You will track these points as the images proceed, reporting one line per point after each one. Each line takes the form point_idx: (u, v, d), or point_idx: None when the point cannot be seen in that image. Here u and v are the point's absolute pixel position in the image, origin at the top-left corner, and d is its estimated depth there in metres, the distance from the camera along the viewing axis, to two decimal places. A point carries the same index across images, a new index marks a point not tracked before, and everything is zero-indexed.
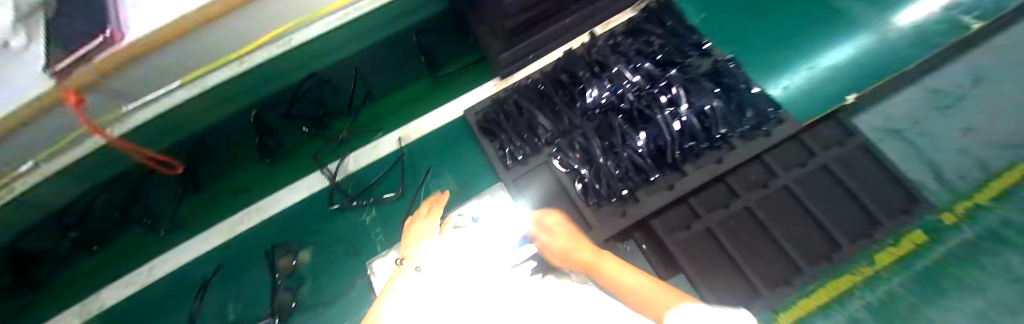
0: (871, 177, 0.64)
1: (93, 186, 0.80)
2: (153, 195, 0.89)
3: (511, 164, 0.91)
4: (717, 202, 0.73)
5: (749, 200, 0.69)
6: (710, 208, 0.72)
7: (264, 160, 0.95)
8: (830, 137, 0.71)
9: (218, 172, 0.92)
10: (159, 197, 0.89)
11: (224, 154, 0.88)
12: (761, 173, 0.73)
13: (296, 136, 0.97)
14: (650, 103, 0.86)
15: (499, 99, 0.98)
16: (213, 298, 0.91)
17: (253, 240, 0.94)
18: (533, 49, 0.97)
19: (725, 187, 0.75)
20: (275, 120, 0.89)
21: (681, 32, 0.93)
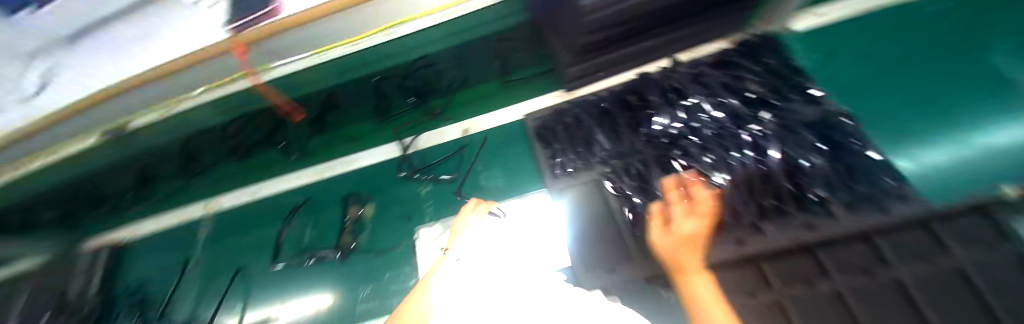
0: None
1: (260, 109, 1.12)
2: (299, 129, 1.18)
3: (560, 174, 0.94)
4: (799, 275, 0.58)
5: None
6: (788, 280, 0.58)
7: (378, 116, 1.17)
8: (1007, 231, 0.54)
9: (336, 116, 1.18)
10: (298, 129, 1.19)
11: (354, 109, 1.17)
12: (864, 254, 0.56)
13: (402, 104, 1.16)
14: (727, 144, 0.77)
15: (561, 111, 1.03)
16: (296, 222, 1.13)
17: (336, 185, 1.16)
18: (605, 67, 0.97)
19: (811, 260, 0.59)
20: (393, 87, 1.13)
21: (784, 72, 0.83)
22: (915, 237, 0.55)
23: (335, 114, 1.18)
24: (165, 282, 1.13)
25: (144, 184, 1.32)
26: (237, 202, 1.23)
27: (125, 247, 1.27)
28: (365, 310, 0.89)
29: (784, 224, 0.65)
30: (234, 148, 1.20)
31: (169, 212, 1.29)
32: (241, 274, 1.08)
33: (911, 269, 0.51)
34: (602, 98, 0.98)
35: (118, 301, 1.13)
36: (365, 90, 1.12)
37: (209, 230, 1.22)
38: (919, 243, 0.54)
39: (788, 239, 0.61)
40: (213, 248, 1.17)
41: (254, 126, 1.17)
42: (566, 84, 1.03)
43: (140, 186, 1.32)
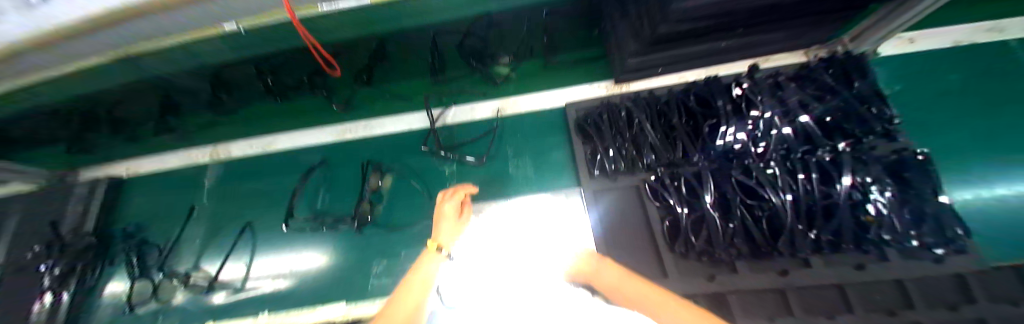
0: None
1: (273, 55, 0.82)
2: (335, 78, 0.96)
3: (598, 175, 0.89)
4: (822, 308, 0.68)
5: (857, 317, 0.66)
6: (810, 309, 0.69)
7: (433, 76, 1.02)
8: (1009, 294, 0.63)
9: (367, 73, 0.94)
10: (338, 83, 0.99)
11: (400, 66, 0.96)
12: (892, 297, 0.66)
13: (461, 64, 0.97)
14: (796, 166, 0.74)
15: (610, 104, 0.96)
16: (309, 183, 1.07)
17: (355, 152, 1.10)
18: (664, 64, 0.91)
19: (837, 295, 0.69)
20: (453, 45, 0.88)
21: (868, 99, 0.78)
22: (924, 288, 0.66)
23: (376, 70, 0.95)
24: (168, 227, 1.10)
25: (85, 137, 1.06)
26: (247, 152, 1.17)
27: (122, 182, 1.21)
28: (377, 286, 0.88)
29: (836, 262, 0.70)
30: (236, 97, 0.98)
31: (170, 152, 1.22)
32: (249, 229, 1.04)
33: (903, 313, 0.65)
34: (657, 98, 0.93)
35: (117, 239, 1.10)
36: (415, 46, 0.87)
37: (215, 177, 1.16)
38: (927, 292, 0.66)
39: (835, 280, 0.69)
40: (218, 197, 1.12)
41: (257, 74, 0.87)
42: (619, 76, 0.98)
43: (91, 139, 1.09)
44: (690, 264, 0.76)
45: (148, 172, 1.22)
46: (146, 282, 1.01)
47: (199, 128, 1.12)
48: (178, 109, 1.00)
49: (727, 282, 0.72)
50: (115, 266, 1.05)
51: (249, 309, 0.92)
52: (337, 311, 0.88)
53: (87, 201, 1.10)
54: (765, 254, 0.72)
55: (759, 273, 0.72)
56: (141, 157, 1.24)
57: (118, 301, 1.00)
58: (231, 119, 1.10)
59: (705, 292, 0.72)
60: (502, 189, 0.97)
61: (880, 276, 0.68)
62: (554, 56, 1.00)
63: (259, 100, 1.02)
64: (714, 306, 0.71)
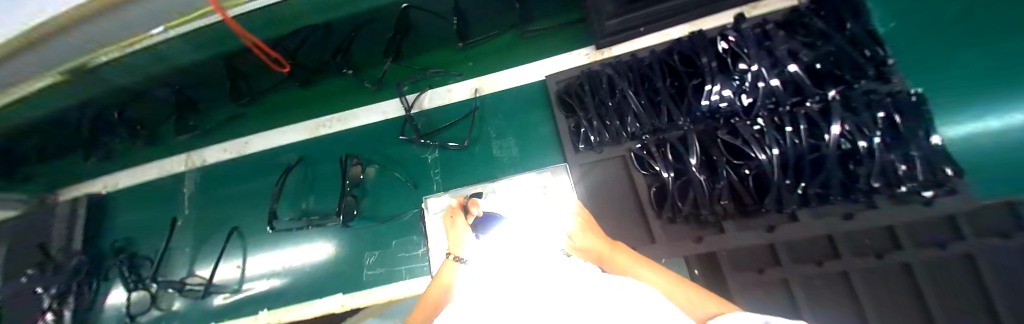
0: (889, 288, 0.66)
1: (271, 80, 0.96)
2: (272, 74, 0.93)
3: (582, 149, 0.88)
4: (810, 257, 0.71)
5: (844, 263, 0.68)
6: (796, 259, 0.71)
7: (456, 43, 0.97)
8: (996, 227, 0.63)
9: (270, 82, 0.96)
10: (315, 72, 0.96)
11: (309, 54, 0.89)
12: (878, 241, 0.69)
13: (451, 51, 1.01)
14: (783, 120, 0.72)
15: (589, 73, 0.91)
16: (291, 180, 1.07)
17: (331, 144, 1.08)
18: (646, 22, 0.89)
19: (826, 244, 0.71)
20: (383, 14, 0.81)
21: (860, 40, 0.75)
22: (853, 240, 0.70)
23: (239, 82, 0.93)
24: (155, 240, 1.10)
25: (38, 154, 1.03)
26: (223, 158, 1.14)
27: (105, 199, 1.21)
28: (371, 276, 0.91)
29: (822, 214, 0.72)
30: (253, 89, 0.96)
31: (145, 165, 1.20)
32: (237, 232, 1.04)
33: (851, 263, 0.68)
34: (639, 59, 0.87)
35: (109, 254, 1.12)
36: (318, 41, 0.85)
37: (194, 186, 1.14)
38: (857, 243, 0.70)
39: (821, 231, 0.70)
40: (202, 205, 1.11)
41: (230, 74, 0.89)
42: (599, 41, 0.94)
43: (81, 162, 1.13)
44: (679, 227, 0.78)
45: (121, 185, 1.21)
46: (145, 292, 1.04)
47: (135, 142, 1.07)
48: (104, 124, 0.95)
49: (715, 241, 0.74)
50: (108, 282, 1.09)
51: (250, 307, 0.96)
52: (334, 303, 0.90)
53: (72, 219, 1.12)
54: (752, 214, 0.73)
55: (748, 230, 0.73)
56: (115, 173, 1.23)
57: (118, 312, 1.06)
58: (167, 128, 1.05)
59: (693, 252, 0.74)
60: (489, 171, 0.98)
61: (869, 223, 0.69)
62: (527, 27, 0.95)
63: (256, 100, 1.01)
64: (704, 262, 0.78)
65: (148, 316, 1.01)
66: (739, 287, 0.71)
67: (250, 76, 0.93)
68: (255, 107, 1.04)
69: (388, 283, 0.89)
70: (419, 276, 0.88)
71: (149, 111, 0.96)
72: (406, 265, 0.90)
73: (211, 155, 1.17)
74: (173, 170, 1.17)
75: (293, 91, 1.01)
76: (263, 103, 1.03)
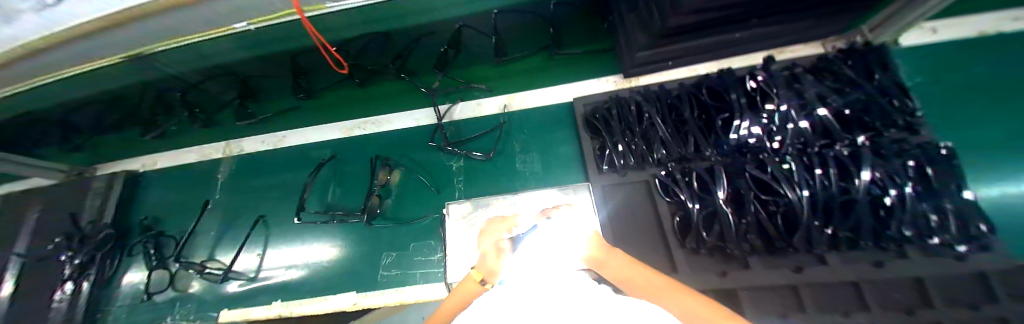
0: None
1: (323, 82, 1.00)
2: (321, 77, 0.97)
3: (606, 170, 0.90)
4: (836, 305, 0.69)
5: (874, 314, 0.66)
6: (821, 306, 0.69)
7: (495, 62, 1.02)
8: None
9: (329, 81, 1.00)
10: (361, 79, 1.00)
11: (366, 61, 0.92)
12: (913, 295, 0.67)
13: (484, 71, 1.05)
14: (813, 161, 0.73)
15: (618, 99, 0.96)
16: (320, 175, 1.11)
17: (363, 145, 1.13)
18: (676, 57, 0.93)
19: (853, 292, 0.69)
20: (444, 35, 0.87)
21: (889, 90, 0.77)
22: (881, 292, 0.68)
23: (300, 80, 0.97)
24: (182, 221, 1.14)
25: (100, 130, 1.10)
26: (259, 148, 1.20)
27: (141, 177, 1.27)
28: (387, 277, 0.92)
29: (852, 259, 0.71)
30: (306, 86, 1.00)
31: (185, 148, 1.27)
32: (262, 221, 1.08)
33: (879, 314, 0.66)
34: (667, 91, 0.91)
35: (136, 231, 1.16)
36: (379, 48, 0.88)
37: (227, 173, 1.20)
38: (886, 296, 0.68)
39: (848, 275, 0.69)
40: (232, 192, 1.15)
41: (290, 73, 0.93)
42: (629, 70, 0.98)
43: (133, 140, 1.20)
44: (702, 259, 0.77)
45: (161, 167, 1.28)
46: (164, 272, 1.06)
47: (189, 127, 1.13)
48: (171, 109, 1.02)
49: (739, 278, 0.73)
50: (132, 258, 1.12)
51: (262, 298, 0.96)
52: (346, 301, 0.89)
53: (106, 194, 1.17)
54: (779, 253, 0.73)
55: (773, 269, 0.72)
56: (156, 154, 1.30)
57: (136, 290, 1.07)
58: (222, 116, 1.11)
59: (716, 286, 0.72)
60: (512, 184, 1.00)
61: (895, 272, 0.68)
62: (559, 51, 0.99)
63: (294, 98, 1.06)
64: (723, 299, 0.72)
65: (163, 296, 1.03)
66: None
67: (311, 76, 0.97)
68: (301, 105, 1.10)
69: (402, 286, 0.90)
70: (433, 282, 0.87)
71: (193, 101, 0.99)
72: (422, 269, 0.91)
73: (248, 145, 1.23)
74: (212, 157, 1.23)
75: (350, 88, 1.04)
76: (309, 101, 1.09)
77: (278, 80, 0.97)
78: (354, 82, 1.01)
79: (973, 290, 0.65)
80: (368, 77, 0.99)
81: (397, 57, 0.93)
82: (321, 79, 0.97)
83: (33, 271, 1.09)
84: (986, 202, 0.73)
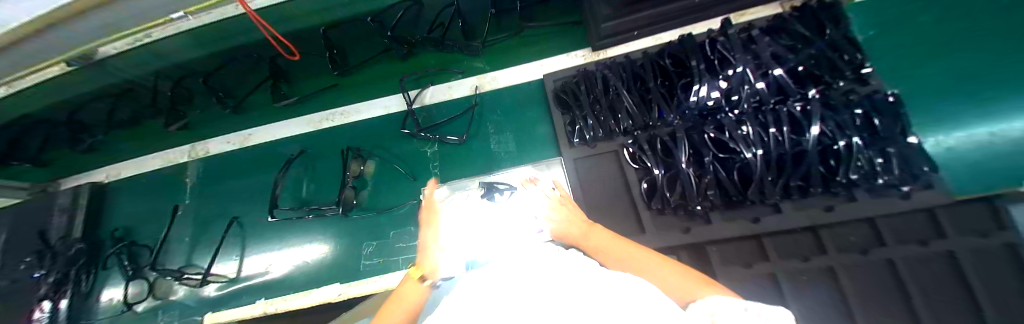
0: (873, 282, 0.68)
1: (365, 58, 1.01)
2: (358, 52, 0.98)
3: (577, 143, 0.92)
4: (797, 253, 0.73)
5: (830, 258, 0.71)
6: (784, 255, 0.73)
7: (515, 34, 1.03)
8: (970, 220, 0.67)
9: (370, 55, 1.00)
10: (395, 54, 1.01)
11: (403, 30, 0.93)
12: (865, 237, 0.71)
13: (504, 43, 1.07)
14: (768, 119, 0.75)
15: (585, 72, 0.96)
16: (292, 172, 1.09)
17: (333, 137, 1.12)
18: (639, 25, 0.92)
19: (812, 239, 0.74)
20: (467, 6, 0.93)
21: (840, 45, 0.79)
22: (837, 237, 0.73)
23: (335, 57, 0.95)
24: (155, 229, 1.12)
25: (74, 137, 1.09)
26: (227, 148, 1.17)
27: (105, 188, 1.23)
28: (368, 266, 0.93)
29: (806, 207, 0.74)
30: (344, 67, 1.00)
31: (149, 155, 1.23)
32: (238, 222, 1.07)
33: (835, 259, 0.71)
34: (631, 60, 0.91)
35: (109, 242, 1.13)
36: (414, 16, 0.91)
37: (197, 176, 1.17)
38: (841, 240, 0.72)
39: (806, 223, 0.73)
40: (203, 196, 1.13)
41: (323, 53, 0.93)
42: (595, 43, 0.98)
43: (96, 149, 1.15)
44: (668, 220, 0.80)
45: (127, 176, 1.23)
46: (142, 282, 1.04)
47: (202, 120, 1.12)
48: (192, 97, 1.00)
49: (704, 234, 0.76)
50: (106, 271, 1.10)
51: (246, 298, 0.97)
52: (332, 292, 0.90)
53: (72, 208, 1.13)
54: (738, 207, 0.77)
55: (734, 223, 0.76)
56: (120, 163, 1.25)
57: (114, 303, 1.06)
58: (250, 104, 1.09)
59: (685, 243, 0.76)
60: (486, 164, 1.01)
61: (847, 217, 0.72)
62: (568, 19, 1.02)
63: (317, 80, 1.05)
64: (694, 256, 0.77)
65: (143, 305, 1.02)
66: (729, 278, 0.72)
67: (346, 50, 0.96)
68: (336, 87, 1.08)
69: (385, 273, 0.91)
70: (415, 266, 0.89)
71: (218, 91, 0.99)
72: (403, 255, 0.92)
73: (215, 146, 1.19)
74: (180, 161, 1.20)
75: (389, 61, 1.04)
76: (343, 81, 1.07)
77: (312, 62, 0.97)
78: (394, 58, 1.03)
79: (920, 228, 0.69)
80: (406, 52, 1.01)
81: (436, 25, 0.95)
82: (359, 55, 0.99)
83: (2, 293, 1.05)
84: (932, 145, 0.77)
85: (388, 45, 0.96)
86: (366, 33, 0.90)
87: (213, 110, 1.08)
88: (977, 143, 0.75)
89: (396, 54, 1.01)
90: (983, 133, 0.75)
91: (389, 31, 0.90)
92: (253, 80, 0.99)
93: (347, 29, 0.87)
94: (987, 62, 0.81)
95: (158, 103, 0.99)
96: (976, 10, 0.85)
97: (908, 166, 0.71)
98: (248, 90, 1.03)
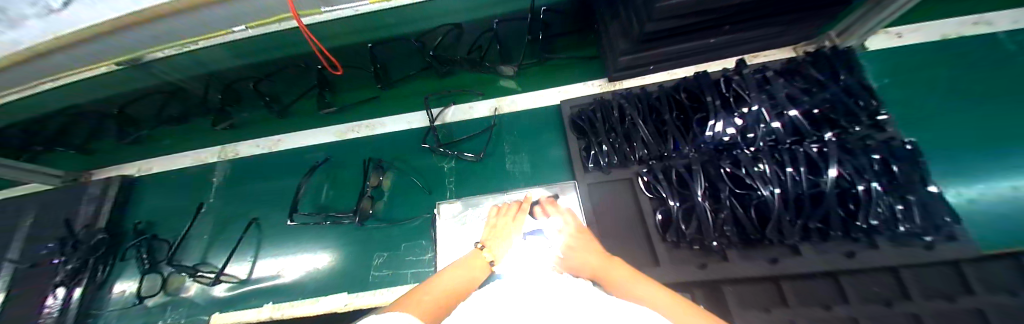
0: None
1: (401, 73, 1.18)
2: (396, 67, 1.15)
3: (592, 168, 0.93)
4: (819, 299, 0.71)
5: (855, 308, 0.68)
6: (806, 300, 0.71)
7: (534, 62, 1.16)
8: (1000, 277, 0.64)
9: (406, 71, 1.18)
10: (426, 73, 1.19)
11: (443, 51, 1.10)
12: (890, 287, 0.69)
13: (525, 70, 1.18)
14: (783, 158, 0.76)
15: (602, 101, 1.00)
16: (313, 178, 1.13)
17: (356, 148, 1.16)
18: (656, 61, 0.97)
19: (833, 285, 0.71)
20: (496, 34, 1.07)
21: (854, 92, 0.81)
22: (860, 285, 0.70)
23: (379, 71, 1.13)
24: (176, 225, 1.15)
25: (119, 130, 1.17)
26: (254, 151, 1.22)
27: (134, 182, 1.28)
28: (376, 278, 0.94)
29: (824, 251, 0.74)
30: (383, 81, 1.17)
31: (181, 152, 1.29)
32: (255, 224, 1.09)
33: (859, 308, 0.68)
34: (648, 93, 0.95)
35: (129, 235, 1.16)
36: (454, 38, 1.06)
37: (222, 176, 1.21)
38: (865, 289, 0.70)
39: (826, 267, 0.72)
40: (226, 195, 1.17)
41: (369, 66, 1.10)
42: (612, 74, 1.02)
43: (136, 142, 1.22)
44: (683, 252, 0.80)
45: (156, 172, 1.29)
46: (155, 276, 1.06)
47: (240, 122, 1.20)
48: (240, 98, 1.16)
49: (720, 271, 0.75)
50: (123, 263, 1.12)
51: (253, 301, 0.97)
52: (338, 302, 0.90)
53: (101, 198, 1.17)
54: (755, 245, 0.76)
55: (752, 262, 0.75)
56: (152, 159, 1.31)
57: (125, 296, 1.07)
58: (293, 109, 1.23)
59: (701, 279, 0.75)
60: (501, 183, 1.03)
61: (869, 264, 0.71)
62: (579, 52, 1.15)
63: (353, 92, 1.22)
64: (710, 294, 0.75)
65: (154, 300, 1.03)
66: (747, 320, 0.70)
67: (388, 66, 1.14)
68: (366, 102, 1.22)
69: (393, 286, 0.91)
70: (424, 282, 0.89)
71: (270, 94, 1.16)
72: (412, 269, 0.93)
73: (243, 148, 1.25)
74: (208, 161, 1.25)
75: (423, 79, 1.21)
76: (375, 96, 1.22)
77: (357, 73, 1.14)
78: (425, 74, 1.19)
79: (947, 282, 0.67)
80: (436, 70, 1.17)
81: (476, 47, 1.10)
82: (396, 71, 1.16)
83: (20, 278, 1.08)
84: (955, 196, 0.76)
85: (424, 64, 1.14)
86: (409, 53, 1.09)
87: (258, 112, 1.24)
88: (1000, 197, 0.75)
89: (428, 71, 1.18)
90: (1006, 188, 0.75)
91: (432, 52, 1.07)
92: (302, 87, 1.17)
93: (393, 47, 1.05)
94: (1004, 117, 0.82)
95: (209, 102, 1.15)
96: (995, 70, 0.87)
97: (930, 216, 0.70)
98: (296, 94, 1.20)
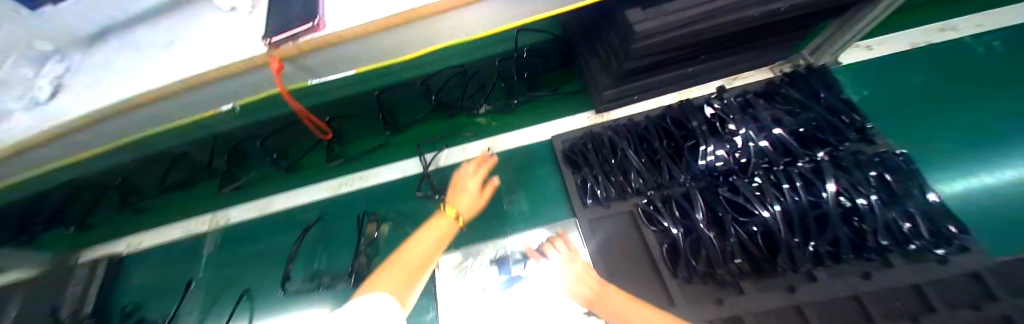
0: None
1: (406, 120, 1.20)
2: (402, 112, 1.18)
3: (590, 203, 0.90)
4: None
5: None
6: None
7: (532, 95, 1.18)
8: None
9: (411, 118, 1.21)
10: (430, 116, 1.20)
11: (448, 94, 1.15)
12: (916, 305, 0.64)
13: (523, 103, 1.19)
14: (779, 178, 0.76)
15: (592, 134, 1.00)
16: (307, 240, 1.10)
17: (349, 204, 1.14)
18: (638, 92, 0.98)
19: (857, 309, 0.66)
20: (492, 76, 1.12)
21: (836, 107, 0.82)
22: (885, 306, 0.65)
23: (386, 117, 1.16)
24: (166, 302, 1.10)
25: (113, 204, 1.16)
26: (247, 216, 1.20)
27: (125, 258, 1.24)
28: None
29: (841, 273, 0.69)
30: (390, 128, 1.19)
31: (173, 223, 1.27)
32: (247, 296, 1.05)
33: None
34: (635, 124, 0.95)
35: (114, 317, 1.10)
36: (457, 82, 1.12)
37: (215, 244, 1.19)
38: (890, 309, 0.65)
39: (845, 291, 0.67)
40: (219, 266, 1.13)
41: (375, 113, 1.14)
42: (597, 107, 1.02)
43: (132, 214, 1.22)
44: (696, 289, 0.74)
45: (148, 246, 1.26)
46: None
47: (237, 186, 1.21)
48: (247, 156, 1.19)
49: (738, 305, 0.70)
50: None
51: None
52: None
53: (88, 278, 1.13)
54: (770, 274, 0.71)
55: (768, 292, 0.70)
56: (144, 232, 1.29)
57: None
58: (299, 164, 1.22)
59: (715, 314, 0.69)
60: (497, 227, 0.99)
61: (889, 283, 0.67)
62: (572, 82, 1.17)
63: (357, 142, 1.23)
64: None
65: None
66: None
67: (396, 112, 1.17)
68: (367, 154, 1.21)
69: None
70: None
71: (281, 150, 1.19)
72: None
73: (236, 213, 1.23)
74: (200, 230, 1.22)
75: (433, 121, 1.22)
76: (376, 146, 1.22)
77: (362, 121, 1.17)
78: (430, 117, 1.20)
79: (972, 294, 0.62)
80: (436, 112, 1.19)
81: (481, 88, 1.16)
82: (402, 117, 1.19)
83: None
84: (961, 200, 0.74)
85: (428, 107, 1.18)
86: (412, 99, 1.14)
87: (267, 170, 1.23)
88: (1006, 197, 0.72)
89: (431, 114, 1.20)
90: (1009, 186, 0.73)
91: (434, 95, 1.13)
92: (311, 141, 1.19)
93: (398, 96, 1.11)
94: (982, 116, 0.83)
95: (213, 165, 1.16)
96: (961, 73, 0.90)
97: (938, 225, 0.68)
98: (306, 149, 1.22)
